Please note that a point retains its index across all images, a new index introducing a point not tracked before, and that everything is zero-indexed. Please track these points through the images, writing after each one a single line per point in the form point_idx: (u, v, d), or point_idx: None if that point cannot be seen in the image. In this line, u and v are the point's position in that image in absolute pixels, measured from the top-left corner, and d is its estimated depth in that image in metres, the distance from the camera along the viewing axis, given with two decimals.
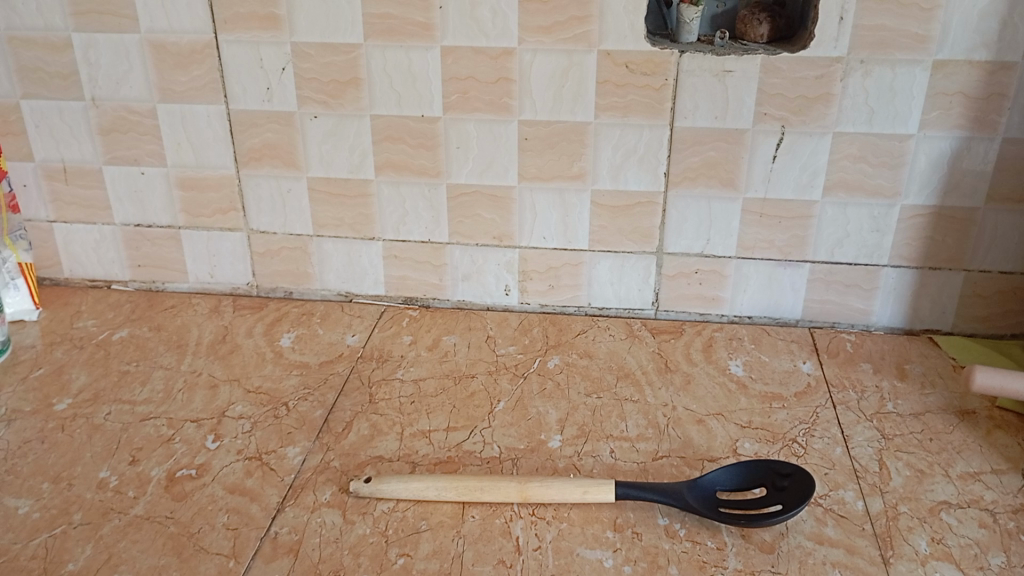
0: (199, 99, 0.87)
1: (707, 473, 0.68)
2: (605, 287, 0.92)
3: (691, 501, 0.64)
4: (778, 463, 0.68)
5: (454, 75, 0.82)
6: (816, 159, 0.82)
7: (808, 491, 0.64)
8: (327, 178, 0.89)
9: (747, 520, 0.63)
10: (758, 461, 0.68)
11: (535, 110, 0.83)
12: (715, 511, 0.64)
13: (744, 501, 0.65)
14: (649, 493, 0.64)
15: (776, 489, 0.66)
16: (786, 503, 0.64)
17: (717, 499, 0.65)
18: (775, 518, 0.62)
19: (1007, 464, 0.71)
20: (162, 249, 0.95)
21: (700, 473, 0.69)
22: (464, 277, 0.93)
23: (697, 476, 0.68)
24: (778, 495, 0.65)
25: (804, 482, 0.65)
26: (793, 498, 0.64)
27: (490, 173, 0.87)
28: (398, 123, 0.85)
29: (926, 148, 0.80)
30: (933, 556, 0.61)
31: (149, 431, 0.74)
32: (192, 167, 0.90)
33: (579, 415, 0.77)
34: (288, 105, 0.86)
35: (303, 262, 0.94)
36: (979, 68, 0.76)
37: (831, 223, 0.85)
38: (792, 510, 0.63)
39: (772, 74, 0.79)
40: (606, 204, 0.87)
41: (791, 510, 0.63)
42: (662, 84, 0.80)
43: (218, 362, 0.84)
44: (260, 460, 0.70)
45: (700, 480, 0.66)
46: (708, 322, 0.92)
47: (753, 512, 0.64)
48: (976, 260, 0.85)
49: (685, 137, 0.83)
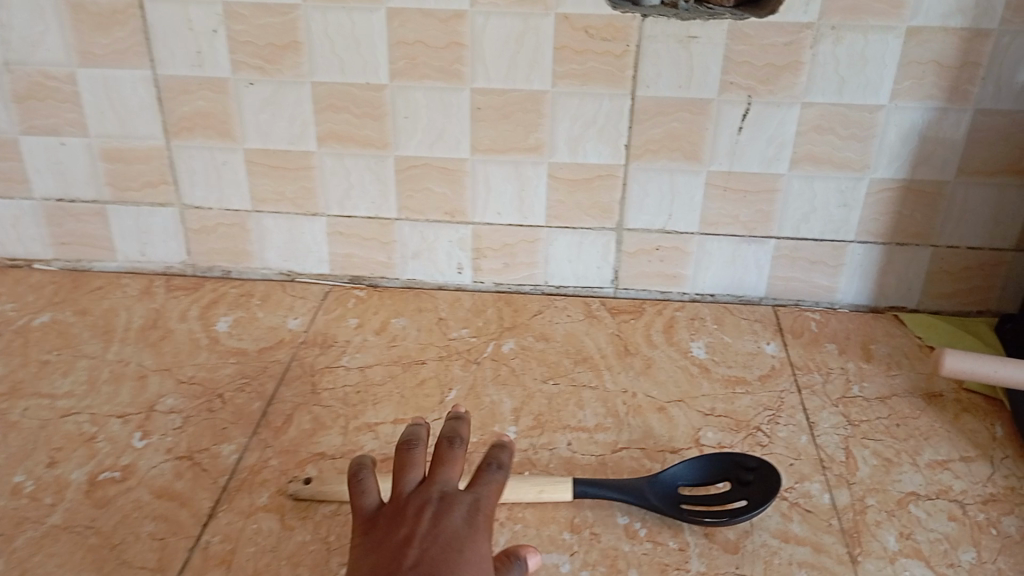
0: (122, 63, 0.80)
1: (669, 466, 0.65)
2: (563, 265, 0.87)
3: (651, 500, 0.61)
4: (742, 457, 0.65)
5: (401, 39, 0.76)
6: (784, 131, 0.78)
7: (776, 488, 0.62)
8: (265, 150, 0.83)
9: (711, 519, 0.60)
10: (722, 454, 0.65)
11: (488, 78, 0.77)
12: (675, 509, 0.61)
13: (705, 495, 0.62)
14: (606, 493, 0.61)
15: (740, 484, 0.63)
16: (752, 500, 0.62)
17: (676, 494, 0.62)
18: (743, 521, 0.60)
19: (976, 451, 0.69)
20: (87, 226, 0.89)
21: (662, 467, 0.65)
22: (414, 255, 0.88)
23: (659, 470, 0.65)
24: (743, 490, 0.63)
25: (770, 480, 0.63)
26: (759, 497, 0.62)
27: (440, 145, 0.81)
28: (341, 91, 0.79)
29: (898, 120, 0.77)
30: (902, 554, 0.59)
31: (70, 429, 0.68)
32: (118, 138, 0.83)
33: (534, 404, 0.72)
34: (221, 72, 0.79)
35: (240, 239, 0.88)
36: (954, 35, 0.73)
37: (798, 198, 0.81)
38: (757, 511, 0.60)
39: (739, 42, 0.74)
40: (564, 177, 0.82)
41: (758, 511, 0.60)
42: (623, 50, 0.75)
43: (148, 350, 0.78)
44: (192, 459, 0.65)
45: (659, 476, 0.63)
46: (670, 300, 0.88)
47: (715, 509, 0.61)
48: (945, 235, 0.82)
49: (647, 107, 0.78)
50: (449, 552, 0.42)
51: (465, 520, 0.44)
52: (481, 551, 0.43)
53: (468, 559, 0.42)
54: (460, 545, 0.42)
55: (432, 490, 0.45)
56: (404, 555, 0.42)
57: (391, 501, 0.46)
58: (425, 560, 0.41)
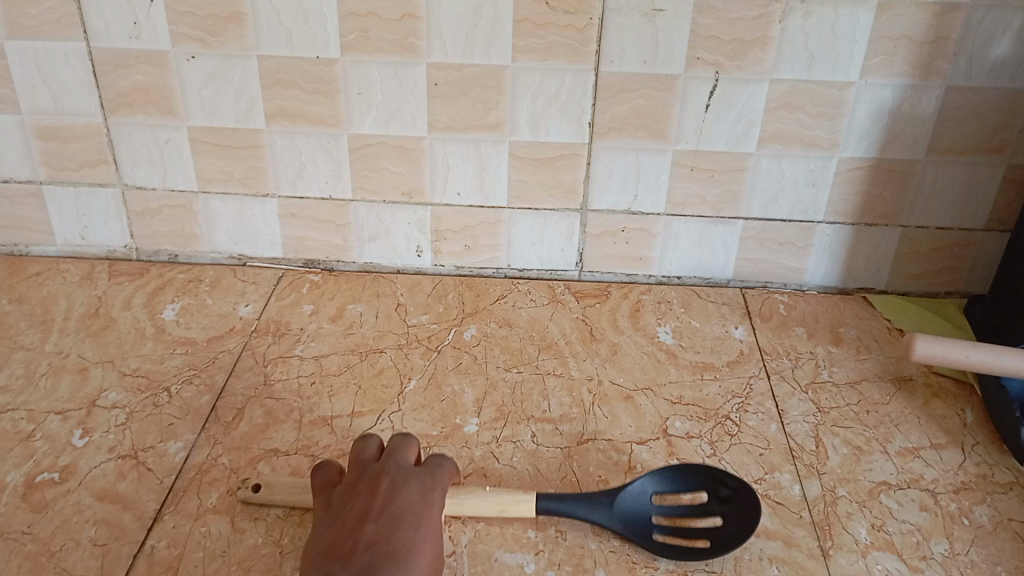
0: (53, 35, 0.74)
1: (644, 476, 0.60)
2: (526, 248, 0.85)
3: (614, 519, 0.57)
4: (725, 473, 0.60)
5: (352, 11, 0.72)
6: (752, 108, 0.76)
7: (752, 512, 0.58)
8: (210, 127, 0.79)
9: (676, 549, 0.56)
10: (702, 467, 0.60)
11: (445, 52, 0.74)
12: (640, 532, 0.57)
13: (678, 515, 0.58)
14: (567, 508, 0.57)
15: (717, 500, 0.59)
16: (724, 519, 0.58)
17: (644, 511, 0.58)
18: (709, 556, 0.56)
19: (947, 437, 0.68)
20: (22, 207, 0.83)
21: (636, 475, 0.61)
22: (371, 238, 0.84)
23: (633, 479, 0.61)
24: (719, 507, 0.59)
25: (750, 504, 0.58)
26: (733, 523, 0.58)
27: (396, 122, 0.78)
28: (290, 66, 0.75)
29: (868, 97, 0.75)
30: (874, 547, 0.58)
31: (4, 428, 0.64)
32: (52, 115, 0.79)
33: (497, 394, 0.70)
34: (160, 44, 0.74)
35: (187, 221, 0.84)
36: (926, 10, 0.70)
37: (766, 177, 0.79)
38: (727, 543, 0.56)
39: (707, 15, 0.71)
40: (526, 156, 0.79)
41: (729, 544, 0.56)
42: (586, 24, 0.72)
43: (89, 340, 0.74)
44: (136, 458, 0.62)
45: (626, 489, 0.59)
46: (635, 283, 0.86)
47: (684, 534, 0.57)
48: (914, 215, 0.81)
49: (611, 84, 0.75)
50: (404, 527, 0.49)
51: (419, 499, 0.51)
52: (430, 529, 0.50)
53: (421, 532, 0.49)
54: (413, 522, 0.50)
55: (387, 467, 0.53)
56: (362, 530, 0.49)
57: (350, 478, 0.53)
58: (381, 535, 0.48)
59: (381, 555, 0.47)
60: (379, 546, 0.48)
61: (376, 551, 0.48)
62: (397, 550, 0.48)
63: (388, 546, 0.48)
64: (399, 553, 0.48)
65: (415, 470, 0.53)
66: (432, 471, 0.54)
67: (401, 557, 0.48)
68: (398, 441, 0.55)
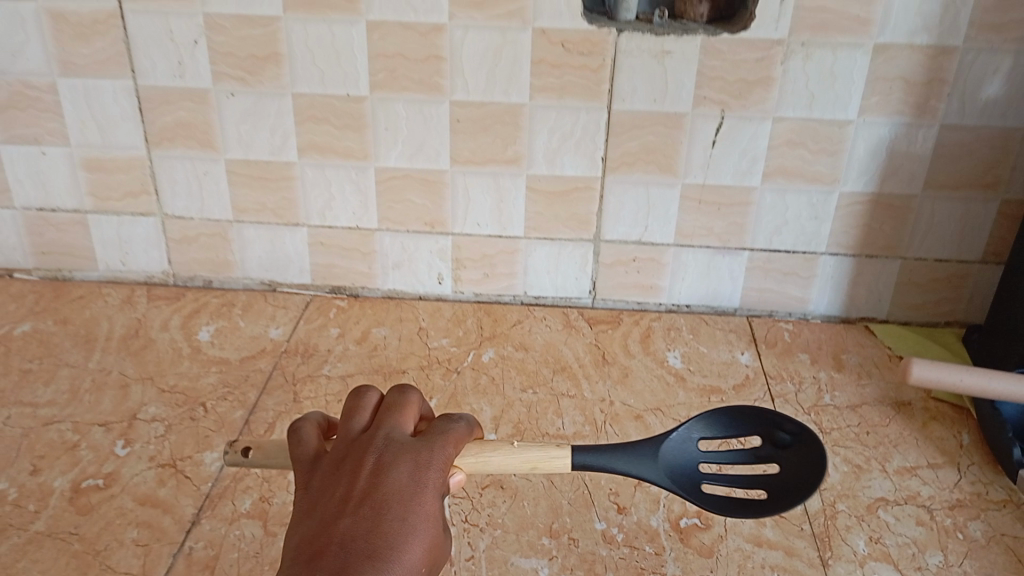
0: (104, 73, 0.80)
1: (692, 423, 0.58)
2: (542, 276, 0.89)
3: (659, 469, 0.55)
4: (784, 417, 0.58)
5: (381, 52, 0.77)
6: (756, 144, 0.80)
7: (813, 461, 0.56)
8: (246, 160, 0.84)
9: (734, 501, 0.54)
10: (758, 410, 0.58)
11: (467, 90, 0.79)
12: (690, 482, 0.55)
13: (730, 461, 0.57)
14: (606, 463, 0.53)
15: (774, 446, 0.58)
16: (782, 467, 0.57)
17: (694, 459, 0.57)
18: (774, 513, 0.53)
19: (943, 457, 0.71)
20: (67, 235, 0.89)
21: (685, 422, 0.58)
22: (395, 265, 0.89)
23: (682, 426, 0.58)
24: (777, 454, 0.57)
25: (812, 449, 0.56)
26: (792, 472, 0.56)
27: (420, 156, 0.82)
28: (322, 103, 0.80)
29: (866, 135, 0.79)
30: (871, 557, 0.61)
31: (52, 438, 0.69)
32: (99, 148, 0.84)
33: (514, 412, 0.74)
34: (202, 82, 0.80)
35: (221, 248, 0.89)
36: (920, 53, 0.75)
37: (770, 210, 0.84)
38: (794, 491, 0.54)
39: (713, 57, 0.76)
40: (542, 189, 0.84)
41: (797, 497, 0.54)
42: (600, 64, 0.77)
43: (130, 359, 0.79)
44: (175, 467, 0.66)
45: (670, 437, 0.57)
46: (646, 310, 0.90)
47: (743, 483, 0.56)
48: (913, 247, 0.85)
49: (623, 121, 0.80)
50: (389, 515, 0.42)
51: (410, 480, 0.44)
52: (422, 515, 0.43)
53: (409, 523, 0.42)
54: (400, 509, 0.42)
55: (377, 438, 0.46)
56: (337, 524, 0.42)
57: (336, 451, 0.46)
58: (359, 531, 0.41)
59: (355, 558, 0.40)
60: (356, 543, 0.41)
61: (351, 550, 0.40)
62: (378, 547, 0.41)
63: (366, 543, 0.41)
64: (379, 553, 0.41)
65: (409, 443, 0.46)
66: (431, 443, 0.46)
67: (381, 560, 0.40)
68: (391, 413, 0.48)
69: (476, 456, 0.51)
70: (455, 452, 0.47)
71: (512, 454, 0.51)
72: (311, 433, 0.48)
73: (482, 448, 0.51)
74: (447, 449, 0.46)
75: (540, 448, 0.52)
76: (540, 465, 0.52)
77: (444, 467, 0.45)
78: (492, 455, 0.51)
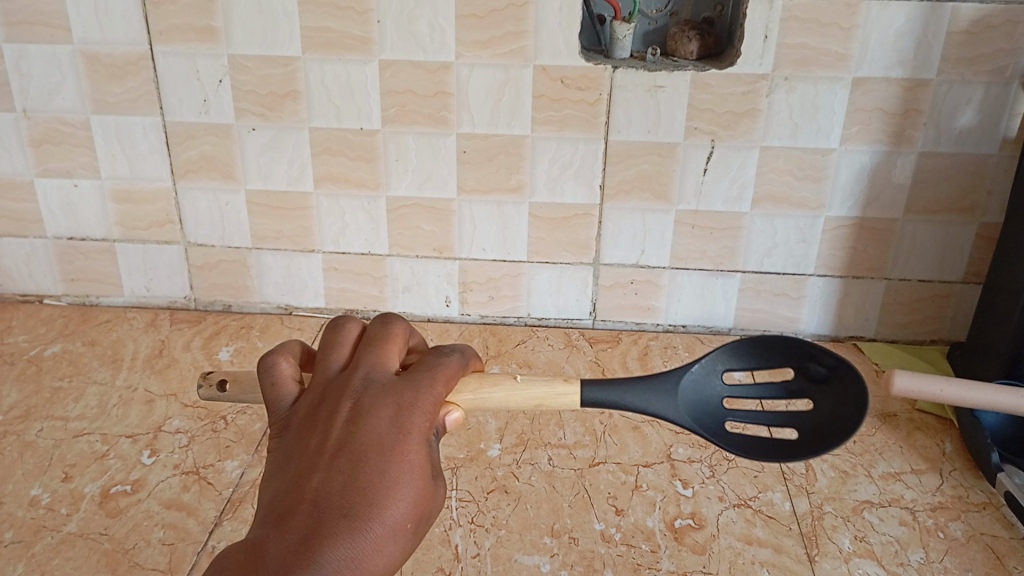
0: (134, 111, 0.86)
1: (718, 360, 0.57)
2: (545, 298, 0.93)
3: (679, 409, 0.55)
4: (820, 350, 0.56)
5: (392, 88, 0.83)
6: (745, 171, 0.85)
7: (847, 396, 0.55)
8: (265, 190, 0.89)
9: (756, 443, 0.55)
10: (794, 341, 0.57)
11: (472, 124, 0.84)
12: (713, 421, 0.56)
13: (757, 394, 0.57)
14: (619, 399, 0.53)
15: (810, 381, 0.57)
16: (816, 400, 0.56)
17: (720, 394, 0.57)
18: (795, 459, 0.54)
19: (927, 464, 0.74)
20: (96, 263, 0.94)
21: (709, 357, 0.57)
22: (404, 289, 0.94)
23: (708, 362, 0.57)
24: (813, 390, 0.57)
25: (848, 386, 0.55)
26: (826, 406, 0.55)
27: (429, 185, 0.88)
28: (337, 136, 0.86)
29: (848, 162, 0.84)
30: (856, 554, 0.64)
31: (82, 448, 0.73)
32: (127, 180, 0.89)
33: (518, 424, 0.78)
34: (226, 118, 0.86)
35: (241, 274, 0.94)
36: (896, 85, 0.80)
37: (760, 234, 0.88)
38: (823, 427, 0.54)
39: (702, 90, 0.81)
40: (544, 216, 0.89)
41: (820, 445, 0.53)
42: (596, 99, 0.82)
43: (154, 377, 0.83)
44: (198, 474, 0.70)
45: (696, 369, 0.57)
46: (644, 331, 0.94)
47: (769, 421, 0.56)
48: (896, 268, 0.89)
49: (619, 151, 0.85)
50: (367, 468, 0.39)
51: (389, 428, 0.41)
52: (406, 468, 0.40)
53: (390, 475, 0.40)
54: (381, 460, 0.40)
55: (354, 380, 0.44)
56: (308, 481, 0.39)
57: (314, 392, 0.45)
58: (334, 486, 0.39)
59: (329, 517, 0.38)
60: (331, 500, 0.38)
61: (325, 507, 0.38)
62: (354, 504, 0.38)
63: (341, 500, 0.38)
64: (355, 510, 0.38)
65: (389, 386, 0.43)
66: (417, 386, 0.44)
67: (358, 519, 0.38)
68: (368, 358, 0.45)
69: (473, 393, 0.52)
70: (444, 390, 0.45)
71: (514, 390, 0.53)
72: (287, 369, 0.47)
73: (481, 385, 0.52)
74: (434, 389, 0.44)
75: (545, 384, 0.53)
76: (544, 403, 0.53)
77: (429, 411, 0.43)
78: (493, 391, 0.52)
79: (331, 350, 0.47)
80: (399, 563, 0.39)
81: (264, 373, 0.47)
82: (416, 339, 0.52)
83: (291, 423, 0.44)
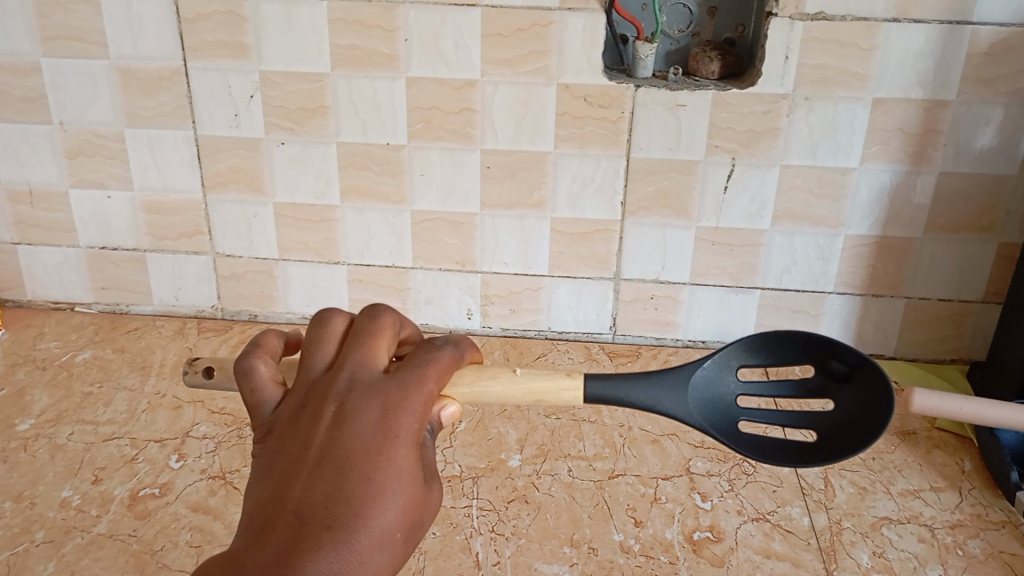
0: (166, 124, 0.88)
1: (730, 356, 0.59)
2: (564, 312, 0.95)
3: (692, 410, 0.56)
4: (841, 348, 0.58)
5: (418, 104, 0.85)
6: (765, 189, 0.86)
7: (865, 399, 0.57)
8: (292, 203, 0.91)
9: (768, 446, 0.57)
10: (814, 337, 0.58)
11: (496, 140, 0.86)
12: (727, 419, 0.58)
13: (769, 393, 0.58)
14: (625, 393, 0.55)
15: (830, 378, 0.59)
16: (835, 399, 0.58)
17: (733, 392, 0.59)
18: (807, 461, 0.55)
19: (945, 482, 0.74)
20: (126, 271, 0.96)
21: (722, 355, 0.59)
22: (427, 301, 0.95)
23: (720, 360, 0.59)
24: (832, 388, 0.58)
25: (868, 383, 0.57)
26: (846, 405, 0.57)
27: (452, 200, 0.89)
28: (364, 150, 0.87)
29: (868, 181, 0.85)
30: (874, 569, 0.65)
31: (111, 452, 0.75)
32: (158, 192, 0.92)
33: (537, 436, 0.79)
34: (255, 131, 0.87)
35: (267, 284, 0.95)
36: (916, 105, 0.81)
37: (780, 251, 0.89)
38: (840, 429, 0.56)
39: (723, 108, 0.82)
40: (565, 230, 0.90)
41: (839, 447, 0.55)
42: (618, 116, 0.84)
43: (181, 383, 0.85)
44: (224, 479, 0.72)
45: (709, 365, 0.58)
46: (663, 345, 0.95)
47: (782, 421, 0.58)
48: (916, 287, 0.90)
49: (640, 167, 0.86)
50: (350, 477, 0.41)
51: (373, 433, 0.42)
52: (392, 474, 0.42)
53: (375, 483, 0.41)
54: (366, 468, 0.41)
55: (340, 382, 0.45)
56: (290, 492, 0.41)
57: (298, 393, 0.46)
58: (316, 497, 0.40)
59: (312, 529, 0.39)
60: (316, 511, 0.40)
61: (307, 518, 0.40)
62: (337, 514, 0.40)
63: (326, 511, 0.40)
64: (339, 519, 0.40)
65: (374, 387, 0.45)
66: (406, 385, 0.45)
67: (343, 530, 0.39)
68: (353, 357, 0.47)
69: (471, 385, 0.53)
70: (436, 387, 0.46)
71: (512, 381, 0.54)
72: (264, 369, 0.48)
73: (479, 377, 0.53)
74: (423, 387, 0.45)
75: (547, 378, 0.54)
76: (546, 395, 0.54)
77: (416, 412, 0.44)
78: (490, 384, 0.53)
79: (315, 349, 0.48)
80: (389, 568, 0.41)
81: (243, 376, 0.48)
82: (410, 331, 0.54)
83: (276, 426, 0.45)
